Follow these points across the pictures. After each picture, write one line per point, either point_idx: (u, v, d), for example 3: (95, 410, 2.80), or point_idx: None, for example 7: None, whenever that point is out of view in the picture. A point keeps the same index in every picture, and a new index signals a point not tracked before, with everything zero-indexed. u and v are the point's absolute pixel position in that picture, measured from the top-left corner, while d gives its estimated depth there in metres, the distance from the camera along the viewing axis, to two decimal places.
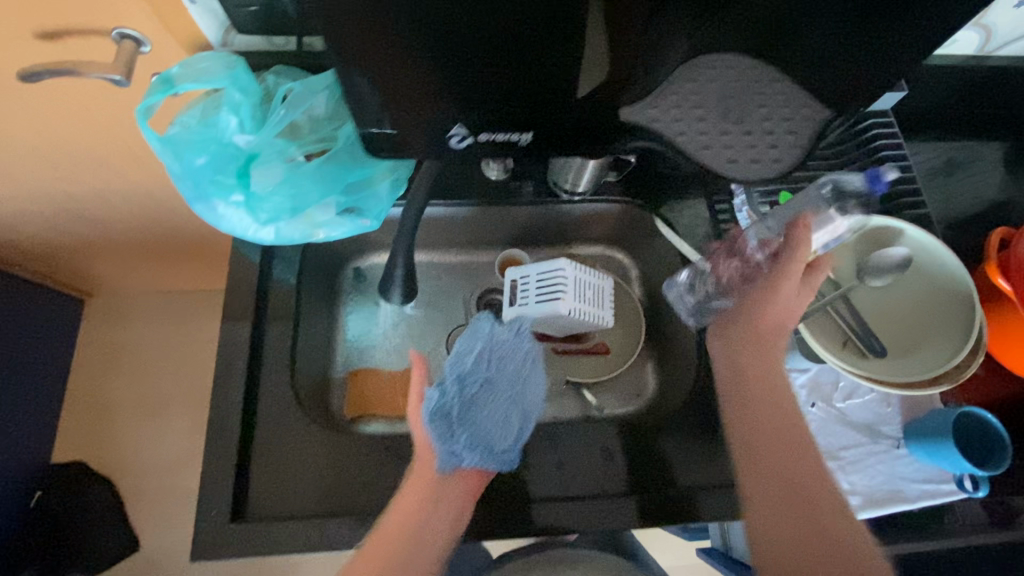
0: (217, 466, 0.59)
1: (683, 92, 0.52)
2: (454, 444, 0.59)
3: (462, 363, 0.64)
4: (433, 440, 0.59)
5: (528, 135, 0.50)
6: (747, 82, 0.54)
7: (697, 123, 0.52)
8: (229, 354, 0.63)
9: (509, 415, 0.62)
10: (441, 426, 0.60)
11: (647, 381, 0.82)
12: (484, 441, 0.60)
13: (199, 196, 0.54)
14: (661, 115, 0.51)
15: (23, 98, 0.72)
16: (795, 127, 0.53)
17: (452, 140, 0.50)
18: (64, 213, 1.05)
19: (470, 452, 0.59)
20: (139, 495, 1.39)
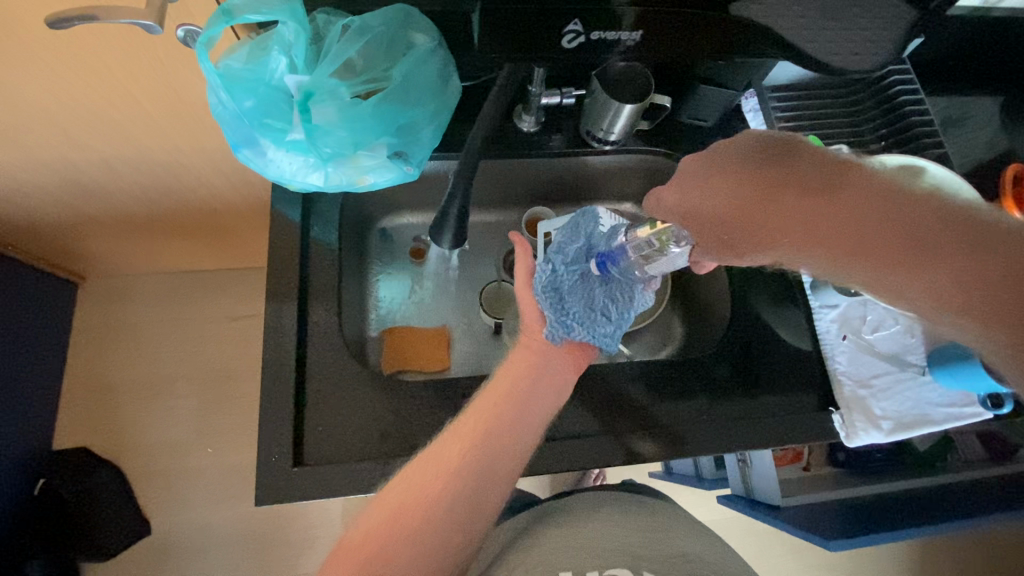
0: (274, 412, 0.59)
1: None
2: (564, 316, 0.61)
3: (566, 251, 0.64)
4: (546, 312, 0.62)
5: (636, 34, 0.52)
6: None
7: (798, 19, 0.53)
8: (277, 304, 0.63)
9: (611, 301, 0.63)
10: (553, 300, 0.62)
11: (674, 327, 0.85)
12: (590, 319, 0.62)
13: (249, 139, 0.55)
14: (766, 11, 0.52)
15: (40, 56, 0.70)
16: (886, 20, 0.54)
17: (564, 38, 0.52)
18: (68, 186, 1.02)
19: (580, 326, 0.62)
20: (149, 478, 1.36)
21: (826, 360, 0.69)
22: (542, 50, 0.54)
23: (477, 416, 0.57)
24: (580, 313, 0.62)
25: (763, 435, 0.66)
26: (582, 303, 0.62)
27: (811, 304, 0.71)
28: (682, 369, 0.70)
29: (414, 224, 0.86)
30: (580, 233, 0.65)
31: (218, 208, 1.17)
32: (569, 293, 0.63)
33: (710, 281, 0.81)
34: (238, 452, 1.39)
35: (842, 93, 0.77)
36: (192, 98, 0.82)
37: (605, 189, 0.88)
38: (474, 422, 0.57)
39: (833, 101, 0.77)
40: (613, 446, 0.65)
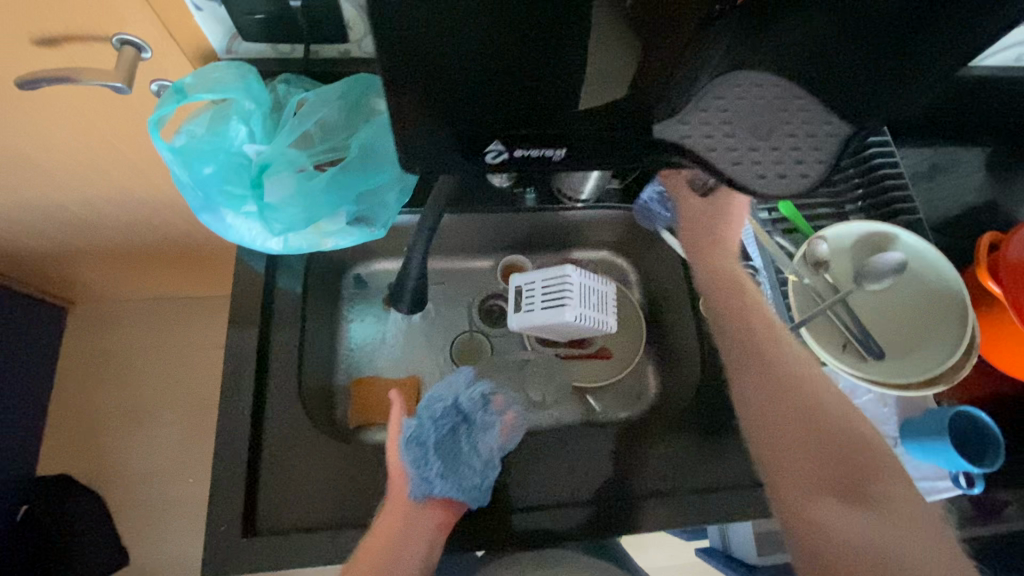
0: (228, 480, 0.58)
1: (711, 109, 0.51)
2: (426, 472, 0.62)
3: (434, 408, 0.68)
4: (407, 466, 0.62)
5: (562, 151, 0.48)
6: (772, 101, 0.53)
7: (727, 140, 0.51)
8: (237, 364, 0.62)
9: (477, 455, 0.65)
10: (416, 457, 0.63)
11: (648, 379, 0.83)
12: (455, 474, 0.63)
13: (208, 205, 0.55)
14: (692, 132, 0.50)
15: (16, 107, 0.70)
16: (818, 143, 0.53)
17: (488, 155, 0.48)
18: (52, 221, 1.03)
19: (443, 481, 0.63)
20: (129, 508, 1.36)
21: None
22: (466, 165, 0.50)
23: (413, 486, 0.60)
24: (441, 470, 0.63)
25: (726, 508, 0.65)
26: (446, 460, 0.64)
27: None
28: (649, 434, 0.69)
29: (386, 271, 0.85)
30: (448, 389, 0.69)
31: (204, 243, 1.17)
32: (433, 449, 0.65)
33: (684, 335, 0.79)
34: None
35: None
36: None
37: (582, 237, 0.86)
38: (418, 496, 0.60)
39: None
40: (573, 515, 0.63)
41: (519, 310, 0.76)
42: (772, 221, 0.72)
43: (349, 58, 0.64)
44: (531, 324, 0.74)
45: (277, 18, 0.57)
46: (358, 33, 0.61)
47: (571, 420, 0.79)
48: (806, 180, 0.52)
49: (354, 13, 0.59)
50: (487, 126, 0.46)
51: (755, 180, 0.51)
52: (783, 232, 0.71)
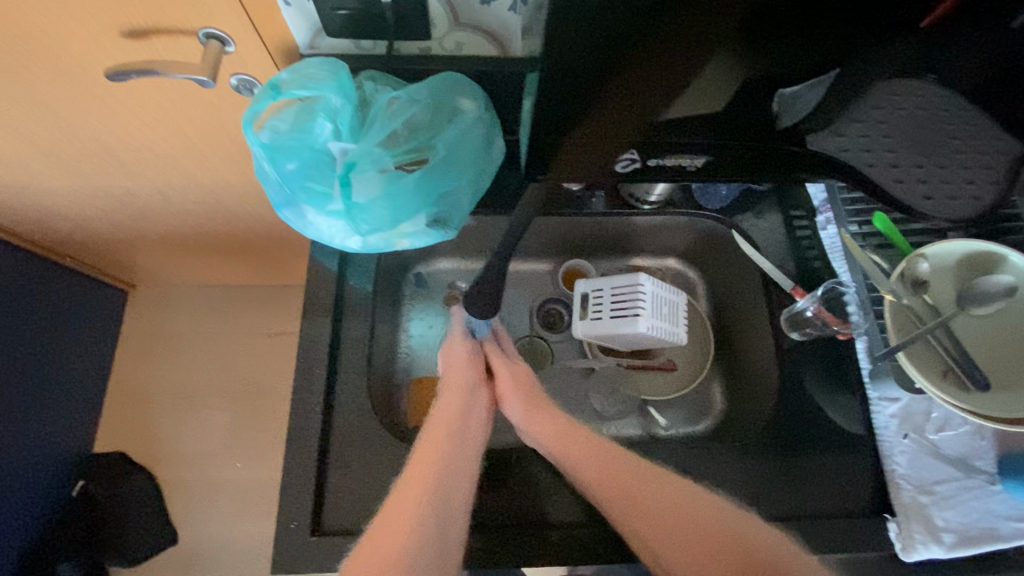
0: (297, 476, 0.59)
1: (869, 119, 0.53)
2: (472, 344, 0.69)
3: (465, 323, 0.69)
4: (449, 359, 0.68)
5: (701, 159, 0.57)
6: (938, 112, 0.52)
7: (887, 155, 0.52)
8: (307, 361, 0.63)
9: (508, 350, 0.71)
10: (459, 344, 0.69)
11: (714, 394, 0.79)
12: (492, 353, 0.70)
13: (290, 201, 0.55)
14: (849, 145, 0.53)
15: (102, 97, 0.72)
16: (992, 162, 0.51)
17: (620, 164, 0.58)
18: (123, 209, 1.06)
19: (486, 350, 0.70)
20: (177, 489, 1.39)
21: (883, 459, 0.64)
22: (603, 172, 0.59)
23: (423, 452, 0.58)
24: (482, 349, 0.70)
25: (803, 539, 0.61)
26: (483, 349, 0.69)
27: (868, 395, 0.66)
28: (722, 456, 0.65)
29: (451, 271, 0.84)
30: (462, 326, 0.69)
31: (261, 234, 1.19)
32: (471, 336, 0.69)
33: (755, 343, 0.75)
34: (265, 469, 1.40)
35: None
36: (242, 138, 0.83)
37: (649, 243, 0.83)
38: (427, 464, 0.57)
39: None
40: None
41: (586, 317, 0.74)
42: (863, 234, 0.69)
43: (429, 55, 0.63)
44: (599, 332, 0.72)
45: (362, 12, 0.56)
46: (441, 30, 0.60)
47: (633, 434, 0.76)
48: (976, 203, 0.51)
49: (439, 8, 0.58)
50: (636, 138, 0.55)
51: (921, 202, 0.51)
52: (876, 246, 0.69)
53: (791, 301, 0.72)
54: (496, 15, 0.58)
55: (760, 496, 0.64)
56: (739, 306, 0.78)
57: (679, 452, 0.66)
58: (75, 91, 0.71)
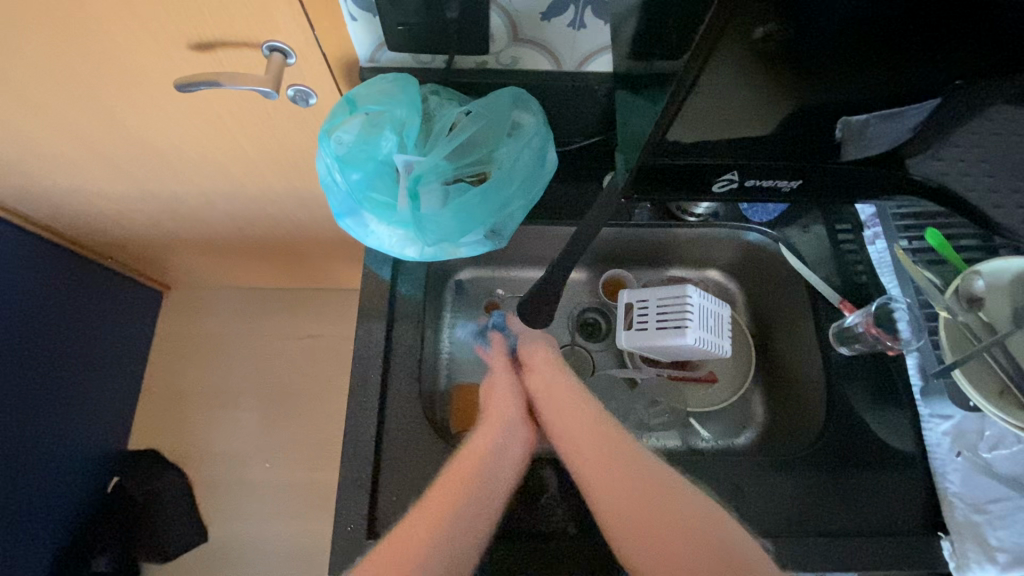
0: (355, 478, 0.60)
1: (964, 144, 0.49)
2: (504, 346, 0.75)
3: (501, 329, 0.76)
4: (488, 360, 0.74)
5: (795, 182, 0.55)
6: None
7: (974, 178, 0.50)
8: (363, 366, 0.65)
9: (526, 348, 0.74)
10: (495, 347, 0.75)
11: (754, 407, 0.79)
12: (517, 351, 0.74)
13: (352, 210, 0.57)
14: (942, 169, 0.51)
15: (163, 106, 0.75)
16: None
17: (717, 185, 0.56)
18: (168, 212, 1.08)
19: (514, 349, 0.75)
20: (207, 487, 1.41)
21: (935, 476, 0.63)
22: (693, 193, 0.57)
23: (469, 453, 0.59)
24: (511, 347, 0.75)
25: (854, 555, 0.61)
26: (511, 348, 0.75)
27: (920, 412, 0.66)
28: (769, 470, 0.65)
29: (502, 279, 0.83)
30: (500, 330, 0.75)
31: (296, 239, 1.21)
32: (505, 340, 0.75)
33: (800, 359, 0.75)
34: (293, 470, 1.41)
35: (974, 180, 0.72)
36: (291, 146, 0.85)
37: (691, 255, 0.83)
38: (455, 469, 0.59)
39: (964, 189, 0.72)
40: None
41: (631, 328, 0.74)
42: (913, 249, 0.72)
43: (485, 69, 0.65)
44: (645, 343, 0.72)
45: (425, 28, 0.58)
46: (499, 45, 0.62)
47: (674, 445, 0.77)
48: None
49: (499, 26, 0.59)
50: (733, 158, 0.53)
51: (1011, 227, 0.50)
52: (928, 263, 0.70)
53: (840, 316, 0.73)
54: (556, 32, 0.60)
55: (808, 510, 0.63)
56: (784, 319, 0.78)
57: (725, 464, 0.66)
58: (137, 100, 0.74)
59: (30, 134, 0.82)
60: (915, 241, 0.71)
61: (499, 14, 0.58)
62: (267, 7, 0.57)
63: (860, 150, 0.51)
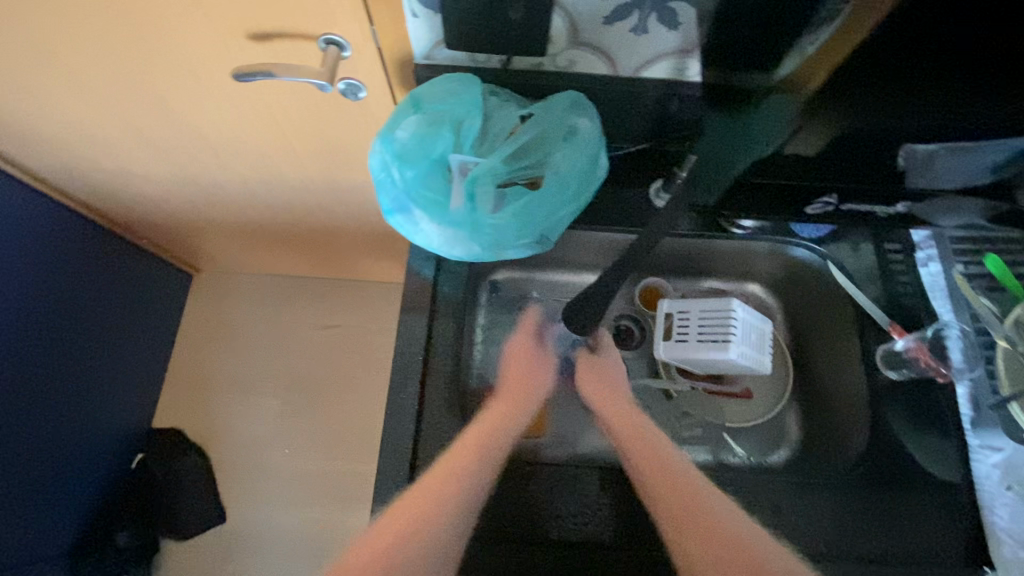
0: (392, 475, 0.61)
1: None
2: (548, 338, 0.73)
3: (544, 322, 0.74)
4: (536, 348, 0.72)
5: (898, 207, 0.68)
6: None
7: None
8: (404, 365, 0.66)
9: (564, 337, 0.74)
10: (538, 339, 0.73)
11: (789, 426, 0.78)
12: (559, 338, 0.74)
13: (403, 206, 0.57)
14: None
15: (214, 94, 0.76)
16: None
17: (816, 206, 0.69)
18: (207, 198, 1.10)
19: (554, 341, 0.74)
20: (227, 470, 1.42)
21: (982, 511, 0.62)
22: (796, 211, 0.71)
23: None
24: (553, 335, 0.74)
25: None
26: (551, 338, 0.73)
27: (969, 442, 0.64)
28: (805, 491, 0.64)
29: (557, 283, 0.81)
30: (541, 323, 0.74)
31: (329, 230, 1.22)
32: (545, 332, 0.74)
33: (842, 379, 0.73)
34: (312, 458, 1.42)
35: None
36: (335, 139, 0.85)
37: (732, 267, 0.81)
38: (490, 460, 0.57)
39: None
40: None
41: (671, 339, 0.73)
42: (968, 274, 0.70)
43: (540, 71, 0.64)
44: (686, 356, 0.71)
45: (485, 28, 0.57)
46: (557, 47, 0.61)
47: (706, 459, 0.75)
48: None
49: (560, 28, 0.58)
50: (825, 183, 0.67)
51: None
52: (984, 288, 0.69)
53: (887, 338, 0.71)
54: (617, 37, 0.59)
55: (843, 536, 0.62)
56: (827, 338, 0.76)
57: (761, 482, 0.65)
58: (191, 88, 0.75)
59: (84, 117, 0.84)
60: (971, 266, 0.70)
61: (561, 17, 0.57)
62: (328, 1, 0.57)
63: (926, 175, 0.63)
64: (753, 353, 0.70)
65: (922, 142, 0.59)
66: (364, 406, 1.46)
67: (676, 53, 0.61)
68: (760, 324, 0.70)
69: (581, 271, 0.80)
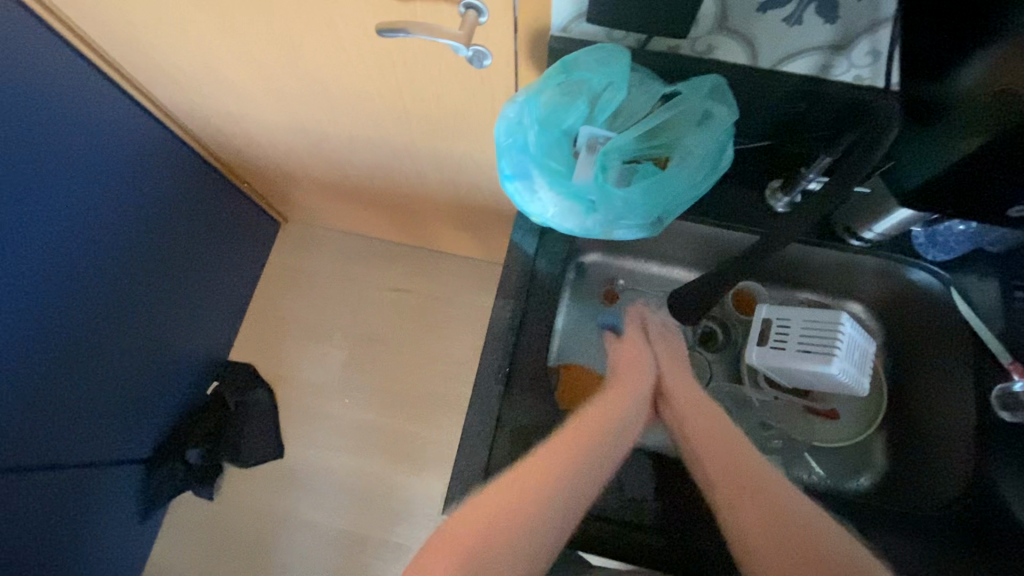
0: (475, 434, 0.64)
1: None
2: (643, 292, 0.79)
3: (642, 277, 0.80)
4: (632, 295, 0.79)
5: None
6: None
7: None
8: (497, 331, 0.67)
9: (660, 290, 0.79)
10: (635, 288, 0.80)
11: (875, 455, 0.74)
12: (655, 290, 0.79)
13: (526, 171, 0.59)
14: None
15: (347, 50, 0.80)
16: None
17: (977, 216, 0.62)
18: (313, 150, 1.16)
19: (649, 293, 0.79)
20: (291, 410, 1.51)
21: None
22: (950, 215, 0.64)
23: (591, 430, 0.59)
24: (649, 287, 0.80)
25: None
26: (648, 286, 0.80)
27: None
28: None
29: (648, 275, 0.81)
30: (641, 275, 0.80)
31: (418, 196, 1.25)
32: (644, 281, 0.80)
33: (944, 415, 0.69)
34: (370, 412, 1.49)
35: None
36: (448, 106, 0.88)
37: (836, 282, 0.78)
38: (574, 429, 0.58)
39: None
40: None
41: (764, 345, 0.71)
42: None
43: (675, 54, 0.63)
44: (779, 364, 0.69)
45: (633, 4, 0.57)
46: (700, 31, 0.60)
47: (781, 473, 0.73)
48: None
49: (709, 12, 0.58)
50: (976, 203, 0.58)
51: None
52: None
53: (1008, 378, 0.65)
54: (767, 25, 0.57)
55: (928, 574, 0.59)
56: (932, 370, 0.72)
57: None
58: (326, 42, 0.79)
59: (223, 60, 0.90)
60: None
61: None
62: None
63: None
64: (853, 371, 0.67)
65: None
66: (424, 371, 1.51)
67: (825, 49, 0.58)
68: (865, 342, 0.67)
69: (676, 265, 0.79)
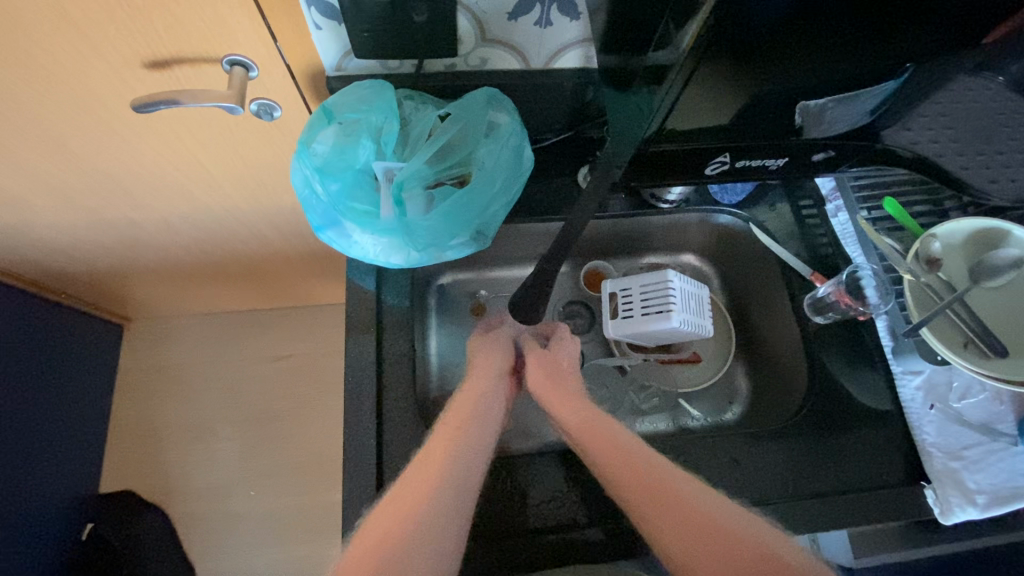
0: (360, 494, 0.61)
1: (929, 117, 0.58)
2: (497, 295, 0.81)
3: (493, 283, 0.81)
4: (488, 302, 0.80)
5: (781, 160, 0.58)
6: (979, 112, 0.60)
7: (950, 142, 0.58)
8: (358, 383, 0.65)
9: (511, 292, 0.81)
10: (489, 294, 0.81)
11: (738, 385, 0.82)
12: (505, 293, 0.81)
13: (334, 221, 0.60)
14: (916, 137, 0.57)
15: (118, 130, 0.72)
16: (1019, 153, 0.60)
17: (708, 168, 0.59)
18: (126, 241, 1.04)
19: (501, 298, 0.81)
20: (191, 523, 1.34)
21: (912, 430, 0.67)
22: (689, 176, 0.61)
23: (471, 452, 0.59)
24: (501, 291, 0.81)
25: (842, 514, 0.64)
26: (499, 291, 0.81)
27: (891, 369, 0.70)
28: (760, 443, 0.68)
29: (502, 280, 0.81)
30: (491, 282, 0.81)
31: (265, 258, 1.18)
32: (495, 286, 0.81)
33: (779, 333, 0.78)
34: (281, 494, 1.37)
35: (904, 175, 0.78)
36: (257, 162, 0.83)
37: (666, 242, 0.85)
38: (447, 454, 0.56)
39: (899, 177, 0.78)
40: None
41: (617, 317, 0.75)
42: (873, 219, 0.76)
43: (453, 71, 0.65)
44: (632, 330, 0.74)
45: (390, 35, 0.57)
46: (467, 47, 0.62)
47: (665, 427, 0.78)
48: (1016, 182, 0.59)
49: (467, 28, 0.60)
50: (699, 163, 0.58)
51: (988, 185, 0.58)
52: (889, 229, 0.75)
53: (812, 287, 0.76)
54: (523, 30, 0.61)
55: (799, 477, 0.66)
56: (761, 297, 0.81)
57: (719, 436, 0.68)
58: (91, 128, 0.71)
59: None
60: (875, 211, 0.77)
61: (465, 16, 0.58)
62: (226, 19, 0.55)
63: (822, 126, 0.53)
64: (693, 319, 0.73)
65: (814, 100, 0.50)
66: (328, 433, 1.42)
67: (583, 41, 0.63)
68: (696, 288, 0.74)
69: (523, 266, 0.80)
